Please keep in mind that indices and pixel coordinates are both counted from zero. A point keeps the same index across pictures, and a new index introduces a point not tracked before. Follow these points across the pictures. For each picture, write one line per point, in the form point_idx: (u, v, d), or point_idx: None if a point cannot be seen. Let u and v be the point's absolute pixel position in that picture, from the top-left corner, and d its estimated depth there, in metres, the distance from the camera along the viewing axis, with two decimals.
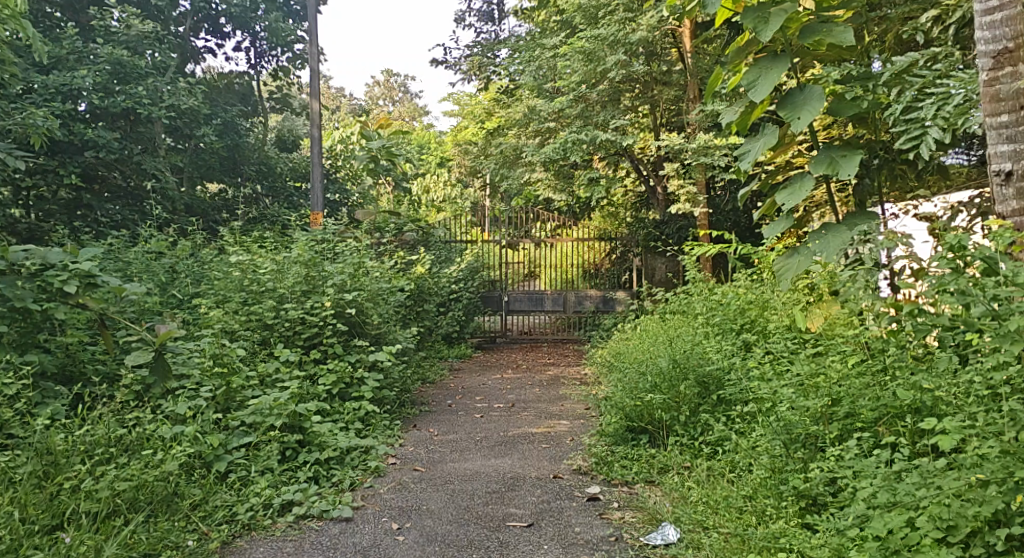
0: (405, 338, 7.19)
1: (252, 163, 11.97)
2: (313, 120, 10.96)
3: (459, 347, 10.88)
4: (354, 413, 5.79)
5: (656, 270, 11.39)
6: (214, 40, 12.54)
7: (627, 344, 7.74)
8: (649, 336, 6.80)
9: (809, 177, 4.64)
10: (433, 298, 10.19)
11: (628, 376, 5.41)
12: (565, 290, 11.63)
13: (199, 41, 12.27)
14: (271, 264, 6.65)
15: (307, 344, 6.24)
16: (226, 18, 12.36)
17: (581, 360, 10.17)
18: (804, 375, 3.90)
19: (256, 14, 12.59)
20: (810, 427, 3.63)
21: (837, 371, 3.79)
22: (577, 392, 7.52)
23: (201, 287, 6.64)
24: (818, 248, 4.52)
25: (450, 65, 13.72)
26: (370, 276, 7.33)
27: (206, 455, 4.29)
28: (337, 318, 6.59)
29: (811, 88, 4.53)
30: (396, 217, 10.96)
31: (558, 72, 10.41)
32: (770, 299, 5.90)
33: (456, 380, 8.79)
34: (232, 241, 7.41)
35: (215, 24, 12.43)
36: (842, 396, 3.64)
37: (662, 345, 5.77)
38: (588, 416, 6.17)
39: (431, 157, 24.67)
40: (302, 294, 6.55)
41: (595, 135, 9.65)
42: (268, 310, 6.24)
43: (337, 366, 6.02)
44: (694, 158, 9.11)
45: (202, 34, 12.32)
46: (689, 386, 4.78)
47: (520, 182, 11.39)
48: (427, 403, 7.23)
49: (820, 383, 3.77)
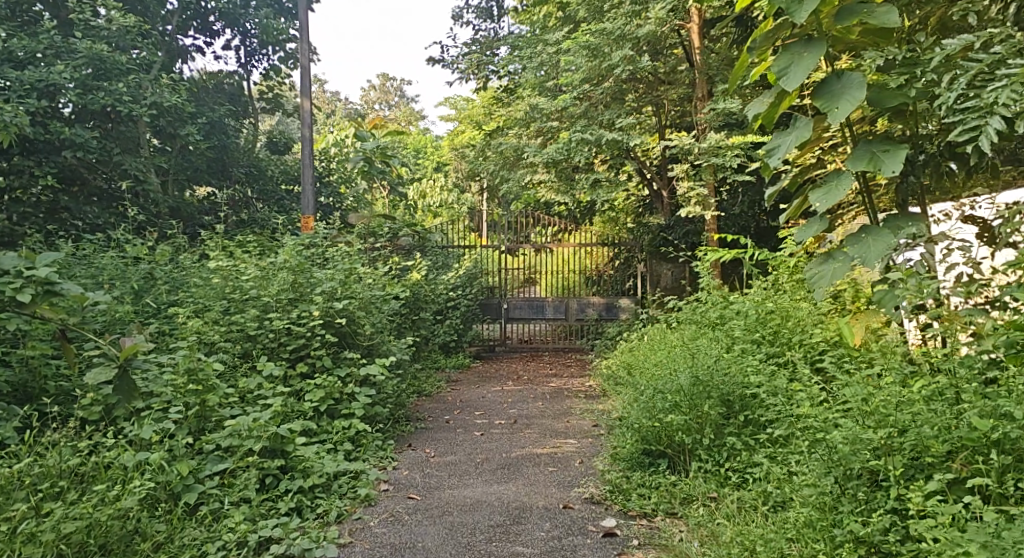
0: (399, 350, 6.73)
1: (241, 166, 11.57)
2: (304, 121, 10.51)
3: (457, 357, 10.43)
4: (343, 433, 5.33)
5: (661, 277, 10.92)
6: (204, 38, 12.07)
7: (637, 356, 7.28)
8: (661, 348, 6.36)
9: (847, 175, 4.20)
10: (429, 306, 9.74)
11: (642, 393, 4.92)
12: (567, 297, 11.17)
13: (187, 39, 11.81)
14: (256, 270, 6.19)
15: (293, 357, 5.78)
16: (215, 15, 11.86)
17: (585, 371, 9.74)
18: (856, 399, 3.40)
19: (247, 10, 12.15)
20: (869, 462, 3.10)
21: (896, 396, 3.31)
22: (583, 407, 7.08)
23: (179, 295, 6.18)
24: (858, 253, 4.12)
25: (447, 64, 13.23)
26: (362, 283, 6.87)
27: (173, 486, 3.84)
28: (327, 328, 6.13)
29: (849, 75, 4.09)
30: (390, 221, 10.52)
31: (560, 70, 9.97)
32: (794, 309, 5.49)
33: (454, 393, 8.32)
34: (215, 245, 6.94)
35: (204, 21, 11.93)
36: (907, 426, 3.14)
37: (677, 360, 5.29)
38: (597, 435, 5.73)
39: (429, 162, 24.22)
40: (288, 303, 6.08)
41: (600, 135, 9.19)
42: (252, 320, 5.78)
43: (325, 381, 5.56)
44: (704, 159, 8.66)
45: (191, 32, 11.81)
46: (713, 406, 4.31)
47: (520, 184, 10.94)
48: (423, 419, 6.76)
49: (877, 409, 3.27)
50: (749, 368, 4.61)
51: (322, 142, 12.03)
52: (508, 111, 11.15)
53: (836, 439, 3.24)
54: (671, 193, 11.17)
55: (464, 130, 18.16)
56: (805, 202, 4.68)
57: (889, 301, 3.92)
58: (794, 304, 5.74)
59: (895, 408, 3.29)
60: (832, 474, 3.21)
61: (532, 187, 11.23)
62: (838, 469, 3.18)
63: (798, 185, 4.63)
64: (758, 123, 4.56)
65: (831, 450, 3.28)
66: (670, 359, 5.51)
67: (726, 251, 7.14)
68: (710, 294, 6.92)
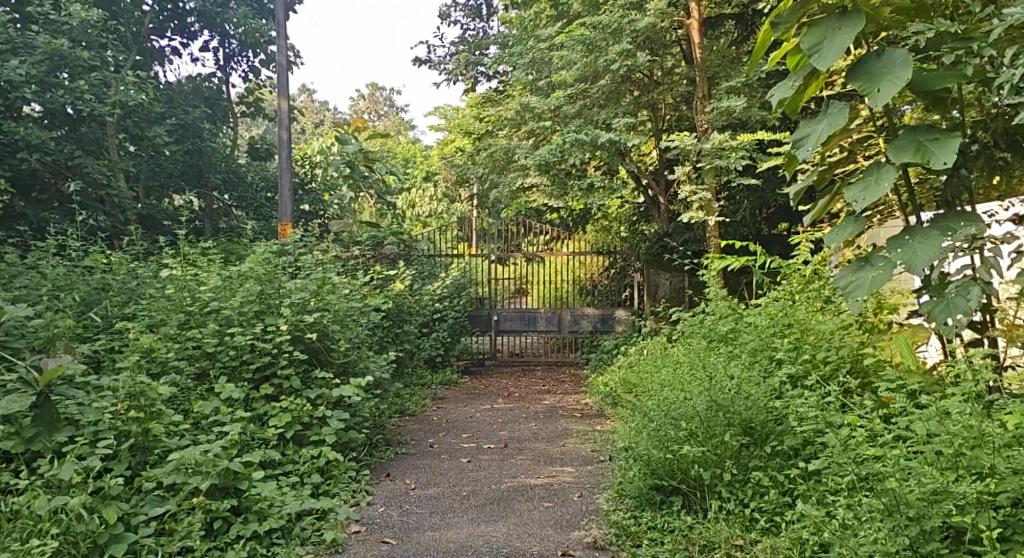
0: (378, 368, 6.11)
1: (218, 171, 10.94)
2: (281, 123, 9.89)
3: (444, 373, 9.82)
4: (311, 463, 4.74)
5: (659, 288, 10.24)
6: (181, 39, 11.47)
7: (637, 376, 6.70)
8: (667, 365, 5.81)
9: (889, 168, 3.65)
10: (413, 319, 9.12)
11: (647, 419, 4.34)
12: (560, 309, 10.58)
13: (163, 40, 11.23)
14: (218, 280, 5.58)
15: (256, 378, 5.16)
16: (193, 15, 11.29)
17: (580, 387, 9.18)
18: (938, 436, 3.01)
19: (225, 9, 11.56)
20: (961, 520, 2.73)
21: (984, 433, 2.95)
22: (581, 428, 6.51)
23: (134, 308, 5.57)
24: (902, 258, 3.58)
25: (433, 65, 12.66)
26: (338, 293, 6.24)
27: (97, 537, 3.30)
28: (296, 344, 5.52)
29: (890, 53, 3.55)
30: (374, 228, 9.98)
31: (554, 70, 9.41)
32: (819, 322, 4.99)
33: (440, 412, 7.72)
34: (177, 254, 6.31)
35: (182, 23, 11.37)
36: (1004, 475, 2.79)
37: (682, 381, 4.71)
38: (598, 462, 5.15)
39: (418, 172, 23.55)
40: (254, 316, 5.45)
41: (596, 135, 8.60)
42: (211, 336, 5.17)
43: (293, 404, 4.96)
44: (707, 160, 8.07)
45: (167, 34, 11.24)
46: (734, 436, 3.73)
47: (510, 189, 10.35)
48: (404, 443, 6.13)
49: (966, 452, 2.91)
50: (771, 394, 4.08)
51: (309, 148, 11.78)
52: (498, 111, 10.56)
53: (910, 490, 2.86)
54: (669, 199, 10.57)
55: (453, 138, 17.54)
56: (832, 202, 4.13)
57: (941, 315, 3.45)
58: (813, 317, 5.24)
59: (980, 450, 2.93)
60: (906, 534, 2.79)
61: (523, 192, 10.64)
62: (913, 527, 2.79)
63: (826, 181, 4.08)
64: (783, 109, 3.99)
65: (900, 500, 2.88)
66: (674, 380, 4.94)
67: (735, 258, 6.57)
68: (717, 306, 6.36)
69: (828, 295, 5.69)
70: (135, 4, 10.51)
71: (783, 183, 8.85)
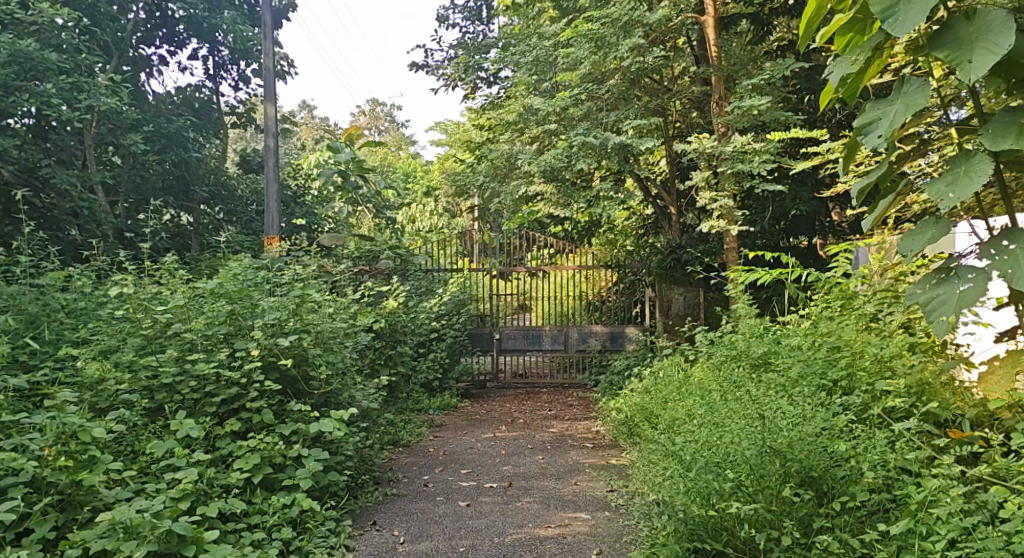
0: (364, 398, 5.41)
1: (205, 184, 10.32)
2: (268, 130, 9.16)
3: (442, 396, 9.12)
4: (282, 513, 4.05)
5: (672, 303, 9.67)
6: (171, 48, 10.83)
7: (656, 403, 5.99)
8: (695, 393, 5.12)
9: (981, 157, 2.97)
10: (407, 339, 8.42)
11: (678, 463, 3.65)
12: (566, 326, 9.88)
13: (151, 50, 10.58)
14: (180, 299, 4.87)
15: (221, 412, 4.46)
16: (182, 23, 10.66)
17: (590, 412, 8.47)
18: None
19: (217, 20, 10.85)
20: None
21: None
22: (595, 464, 5.81)
23: (84, 330, 4.88)
24: (1006, 268, 2.90)
25: (431, 70, 12.01)
26: (319, 312, 5.52)
27: None
28: (269, 372, 4.81)
29: (983, 15, 2.89)
30: (369, 243, 9.69)
31: (561, 70, 8.72)
32: (878, 347, 4.34)
33: (438, 442, 7.01)
34: (138, 268, 5.58)
35: (172, 30, 10.73)
36: None
37: (715, 417, 4.02)
38: (618, 509, 4.46)
39: (418, 186, 22.89)
40: (222, 341, 4.74)
41: (606, 139, 7.90)
42: (169, 363, 4.47)
43: (262, 442, 4.28)
44: (727, 164, 7.37)
45: (155, 42, 10.57)
46: (793, 489, 3.05)
47: (513, 198, 9.67)
48: (395, 481, 5.44)
49: None
50: (829, 436, 3.41)
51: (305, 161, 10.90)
52: (499, 115, 9.89)
53: None
54: (681, 209, 9.89)
55: (453, 152, 16.95)
56: (899, 203, 3.44)
57: None
58: (866, 338, 4.58)
59: None
60: None
61: (527, 202, 9.94)
62: None
63: (892, 179, 3.39)
64: (843, 92, 3.30)
65: None
66: (703, 413, 4.25)
67: (765, 270, 5.79)
68: (747, 324, 5.68)
69: (873, 312, 5.02)
70: (121, 10, 9.78)
71: (809, 190, 8.17)
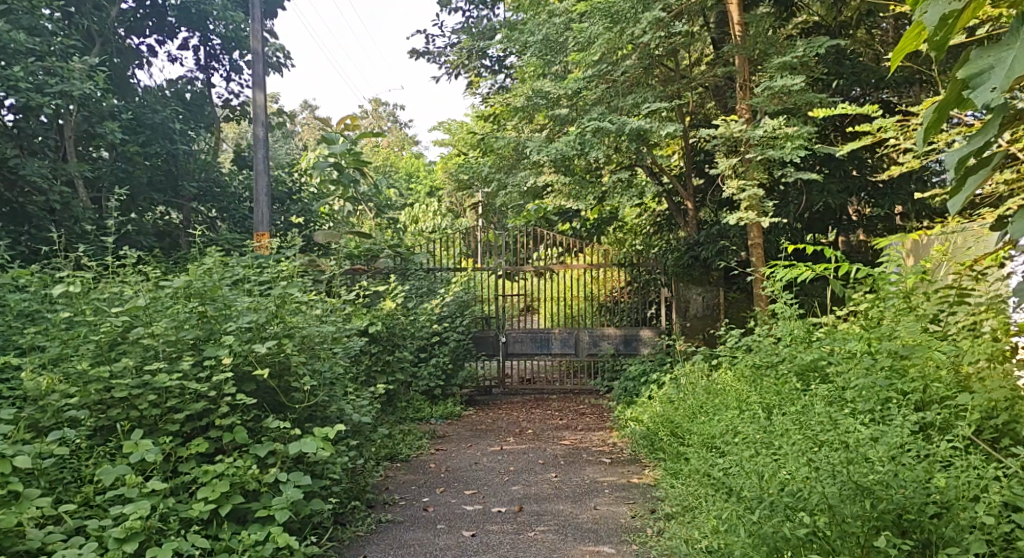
0: (355, 411, 4.78)
1: (194, 179, 9.60)
2: (257, 120, 8.50)
3: (445, 404, 8.48)
4: (253, 551, 3.42)
5: (690, 305, 9.03)
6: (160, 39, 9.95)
7: (684, 415, 5.34)
8: (733, 408, 4.51)
9: None
10: (406, 343, 7.78)
11: (739, 502, 3.13)
12: (576, 328, 9.25)
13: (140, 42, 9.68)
14: (141, 298, 4.25)
15: (184, 430, 3.83)
16: (173, 12, 9.80)
17: (605, 422, 7.82)
18: None
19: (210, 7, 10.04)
20: None
21: None
22: (615, 484, 5.17)
23: (32, 332, 4.25)
24: None
25: (432, 58, 11.40)
26: (305, 313, 4.90)
27: None
28: (243, 383, 4.19)
29: None
30: (367, 241, 9.11)
31: (573, 51, 8.07)
32: (955, 356, 3.74)
33: (440, 456, 6.37)
34: (100, 264, 4.94)
35: (162, 20, 9.85)
36: None
37: (776, 442, 3.49)
38: (645, 544, 3.83)
39: (421, 187, 22.22)
40: (188, 348, 4.11)
41: (622, 124, 7.27)
42: (126, 374, 3.84)
43: (232, 466, 3.65)
44: (756, 150, 6.74)
45: (145, 33, 9.71)
46: (886, 540, 2.48)
47: (520, 191, 9.04)
48: (390, 505, 4.81)
49: None
50: (924, 468, 2.83)
51: (305, 161, 10.07)
52: (505, 102, 9.27)
53: None
54: (699, 203, 9.26)
55: (456, 149, 16.33)
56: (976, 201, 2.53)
57: None
58: (936, 343, 3.97)
59: None
60: None
61: (535, 197, 9.31)
62: None
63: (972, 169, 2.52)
64: (933, 43, 2.50)
65: None
66: (758, 433, 3.72)
67: (806, 266, 5.10)
68: (787, 328, 5.06)
69: (933, 313, 4.44)
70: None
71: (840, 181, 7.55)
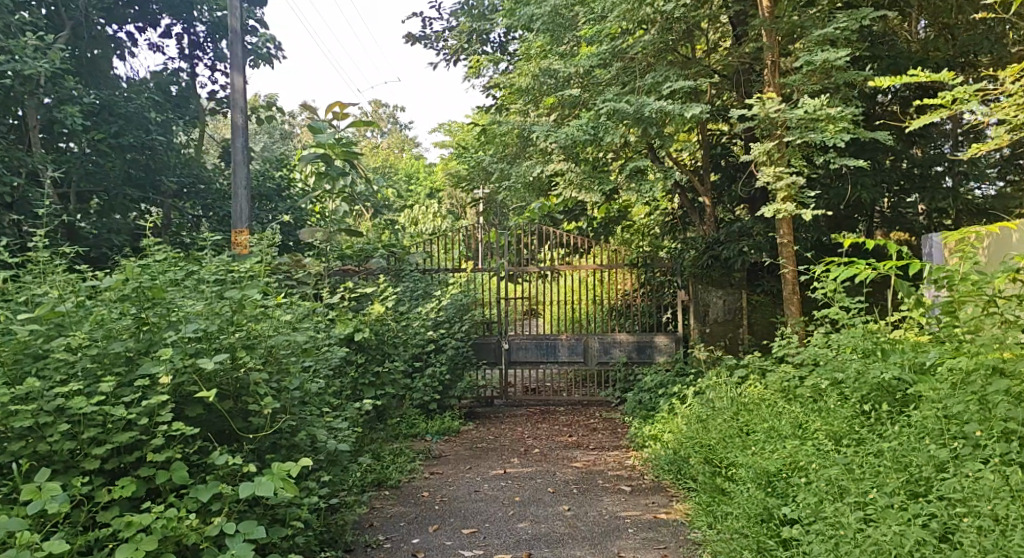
0: (327, 438, 4.00)
1: (175, 173, 8.54)
2: (236, 107, 7.67)
3: (443, 418, 7.69)
4: None
5: (710, 308, 8.19)
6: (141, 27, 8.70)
7: (721, 439, 4.52)
8: (796, 438, 3.70)
9: None
10: (398, 353, 6.96)
11: None
12: (585, 335, 8.44)
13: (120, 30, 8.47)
14: (64, 301, 3.45)
15: (105, 468, 3.05)
16: None
17: (622, 439, 7.03)
18: None
19: None
20: None
21: None
22: (640, 522, 4.35)
23: None
24: None
25: (429, 42, 10.65)
26: (270, 320, 4.12)
27: None
28: (186, 408, 3.40)
29: None
30: (359, 240, 8.32)
31: (585, 27, 7.26)
32: None
33: (437, 482, 5.57)
34: (24, 257, 4.11)
35: (144, 8, 8.61)
36: None
37: (885, 500, 2.80)
38: None
39: (421, 189, 21.43)
40: (119, 363, 3.32)
41: (641, 105, 6.47)
42: (35, 396, 3.03)
43: (163, 516, 2.87)
44: (792, 133, 5.95)
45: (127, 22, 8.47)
46: None
47: (525, 183, 8.25)
48: (372, 549, 4.01)
49: None
50: None
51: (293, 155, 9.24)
52: (508, 87, 8.50)
53: None
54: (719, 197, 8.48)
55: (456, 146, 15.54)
56: None
57: None
58: None
59: None
60: None
61: (542, 191, 8.52)
62: None
63: None
64: None
65: None
66: (850, 481, 3.02)
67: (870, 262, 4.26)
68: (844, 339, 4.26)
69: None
70: None
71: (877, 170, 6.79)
